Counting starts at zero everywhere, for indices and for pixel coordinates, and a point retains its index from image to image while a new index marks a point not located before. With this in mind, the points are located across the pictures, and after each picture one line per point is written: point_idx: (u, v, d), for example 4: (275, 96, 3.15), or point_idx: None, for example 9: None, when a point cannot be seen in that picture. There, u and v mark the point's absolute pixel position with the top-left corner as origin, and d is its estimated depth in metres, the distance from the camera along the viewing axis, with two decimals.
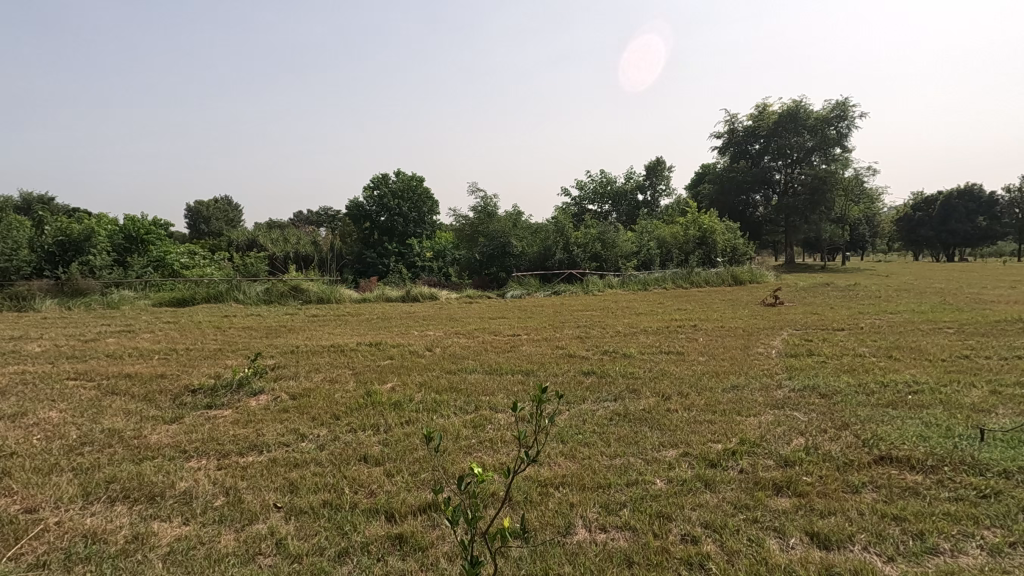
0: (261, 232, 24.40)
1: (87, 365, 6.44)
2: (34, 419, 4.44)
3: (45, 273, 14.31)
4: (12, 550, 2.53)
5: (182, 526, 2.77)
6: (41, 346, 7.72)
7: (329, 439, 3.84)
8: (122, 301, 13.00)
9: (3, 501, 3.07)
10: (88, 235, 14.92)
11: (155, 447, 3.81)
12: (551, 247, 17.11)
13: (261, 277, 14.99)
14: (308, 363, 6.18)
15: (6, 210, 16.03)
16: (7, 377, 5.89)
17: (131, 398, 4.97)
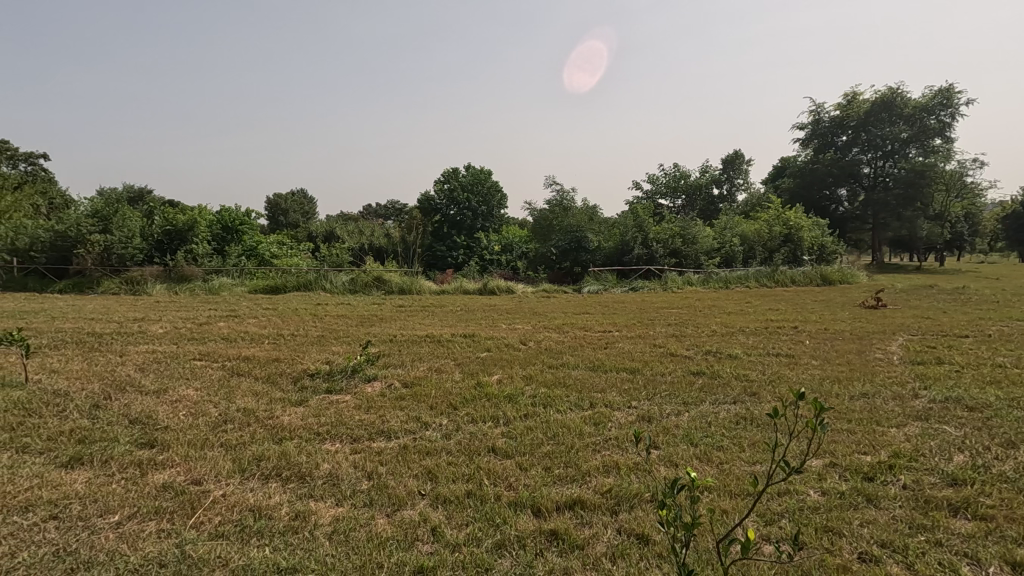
0: (339, 224, 25.34)
1: (208, 347, 6.89)
2: (176, 395, 4.78)
3: (156, 260, 15.51)
4: (192, 519, 2.70)
5: (336, 507, 2.87)
6: (163, 327, 8.37)
7: (453, 429, 3.88)
8: (222, 288, 13.88)
9: (169, 471, 3.30)
10: (191, 225, 16.03)
11: (290, 427, 3.99)
12: (628, 242, 16.75)
13: (345, 267, 15.55)
14: (410, 352, 6.31)
15: (121, 202, 17.49)
16: (142, 355, 6.38)
17: (256, 380, 5.25)
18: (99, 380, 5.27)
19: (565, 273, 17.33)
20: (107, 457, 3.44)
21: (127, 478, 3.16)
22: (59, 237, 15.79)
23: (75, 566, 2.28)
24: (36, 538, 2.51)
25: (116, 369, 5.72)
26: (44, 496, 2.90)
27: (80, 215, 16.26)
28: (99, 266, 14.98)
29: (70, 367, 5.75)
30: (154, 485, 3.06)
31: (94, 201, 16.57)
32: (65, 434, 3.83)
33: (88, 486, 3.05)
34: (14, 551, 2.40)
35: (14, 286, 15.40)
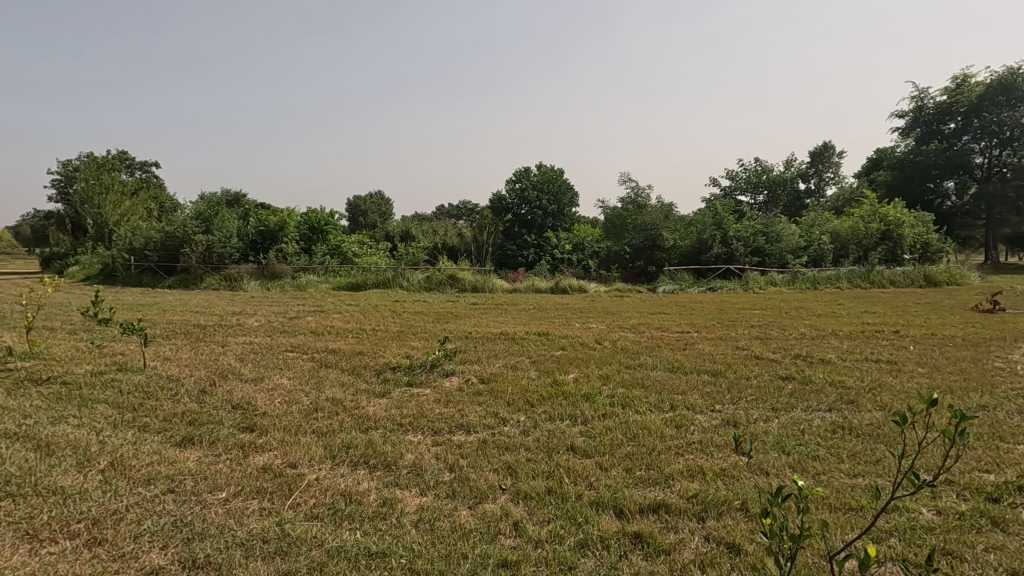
0: (414, 224, 26.16)
1: (298, 339, 7.34)
2: (272, 384, 5.11)
3: (251, 258, 16.71)
4: (289, 500, 2.87)
5: (420, 496, 2.95)
6: (258, 321, 8.99)
7: (531, 426, 3.89)
8: (308, 285, 14.74)
9: (268, 453, 3.54)
10: (281, 226, 17.12)
11: (375, 417, 4.15)
12: (707, 241, 16.10)
13: (420, 266, 16.03)
14: (485, 349, 6.40)
15: (221, 204, 18.97)
16: (241, 346, 6.89)
17: (342, 371, 5.53)
18: (206, 367, 5.75)
19: (638, 272, 17.01)
20: (215, 438, 3.74)
21: (232, 459, 3.42)
22: (169, 237, 17.40)
23: (191, 536, 2.49)
24: (158, 508, 2.76)
25: (219, 358, 6.22)
26: (163, 470, 3.19)
27: (186, 217, 17.82)
28: (202, 264, 16.33)
29: (181, 355, 6.32)
30: (256, 467, 3.29)
31: (198, 205, 18.07)
32: (179, 416, 4.20)
33: (199, 463, 3.33)
34: (141, 518, 2.66)
35: (133, 282, 17.13)
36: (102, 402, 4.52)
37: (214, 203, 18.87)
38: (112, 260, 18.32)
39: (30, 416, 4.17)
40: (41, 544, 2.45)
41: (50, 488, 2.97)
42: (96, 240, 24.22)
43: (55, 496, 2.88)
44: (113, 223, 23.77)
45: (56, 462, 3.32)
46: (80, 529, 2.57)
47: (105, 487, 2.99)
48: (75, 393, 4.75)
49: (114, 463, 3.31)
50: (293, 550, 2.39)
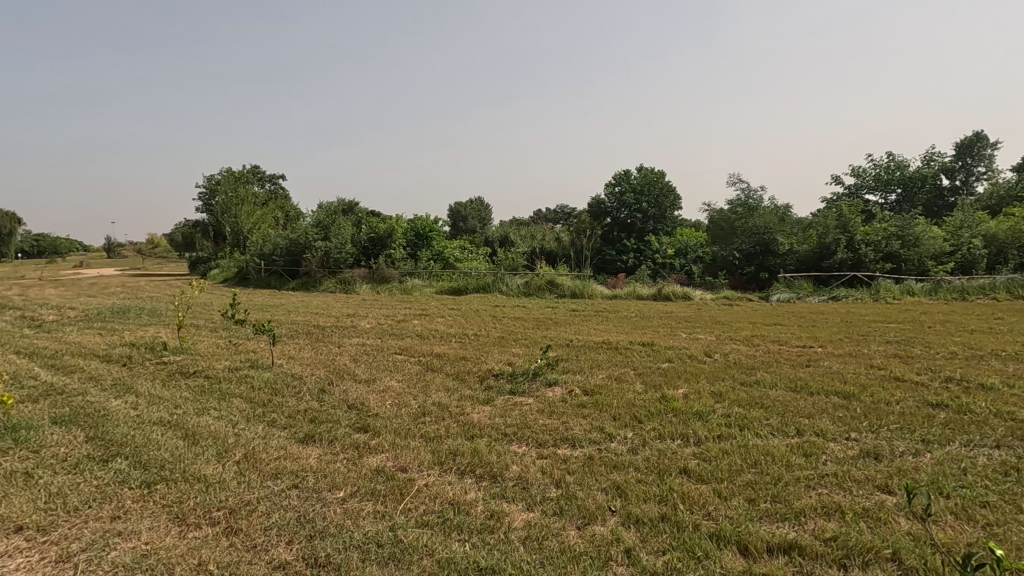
0: (512, 229, 26.50)
1: (405, 342, 7.65)
2: (383, 386, 5.34)
3: (363, 263, 17.80)
4: (401, 505, 2.95)
5: (527, 511, 2.89)
6: (369, 323, 9.51)
7: (640, 444, 3.70)
8: (414, 288, 15.45)
9: (381, 455, 3.67)
10: (390, 232, 18.09)
11: (479, 425, 4.18)
12: (829, 245, 14.53)
13: (519, 270, 16.16)
14: (588, 358, 6.26)
15: (338, 213, 20.45)
16: (355, 347, 7.31)
17: (447, 376, 5.66)
18: (324, 367, 6.15)
19: (749, 278, 15.95)
20: (333, 437, 3.95)
21: (348, 459, 3.59)
22: (293, 244, 19.04)
23: (313, 533, 2.62)
24: (284, 503, 2.95)
25: (336, 358, 6.63)
26: (288, 466, 3.41)
27: (308, 225, 19.42)
28: (321, 268, 17.72)
29: (303, 354, 6.82)
30: (369, 468, 3.42)
31: (318, 214, 19.62)
32: (302, 413, 4.50)
33: (320, 461, 3.53)
34: (269, 512, 2.85)
35: (263, 284, 18.95)
36: (238, 396, 4.97)
37: (332, 211, 20.39)
38: (246, 264, 20.41)
39: (180, 406, 4.68)
40: (188, 529, 2.71)
41: (195, 475, 3.29)
42: (234, 245, 27.13)
43: (200, 483, 3.17)
44: (247, 230, 26.48)
45: (200, 451, 3.68)
46: (220, 517, 2.80)
47: (240, 478, 3.26)
48: (216, 387, 5.27)
49: (248, 455, 3.61)
50: (406, 558, 2.42)
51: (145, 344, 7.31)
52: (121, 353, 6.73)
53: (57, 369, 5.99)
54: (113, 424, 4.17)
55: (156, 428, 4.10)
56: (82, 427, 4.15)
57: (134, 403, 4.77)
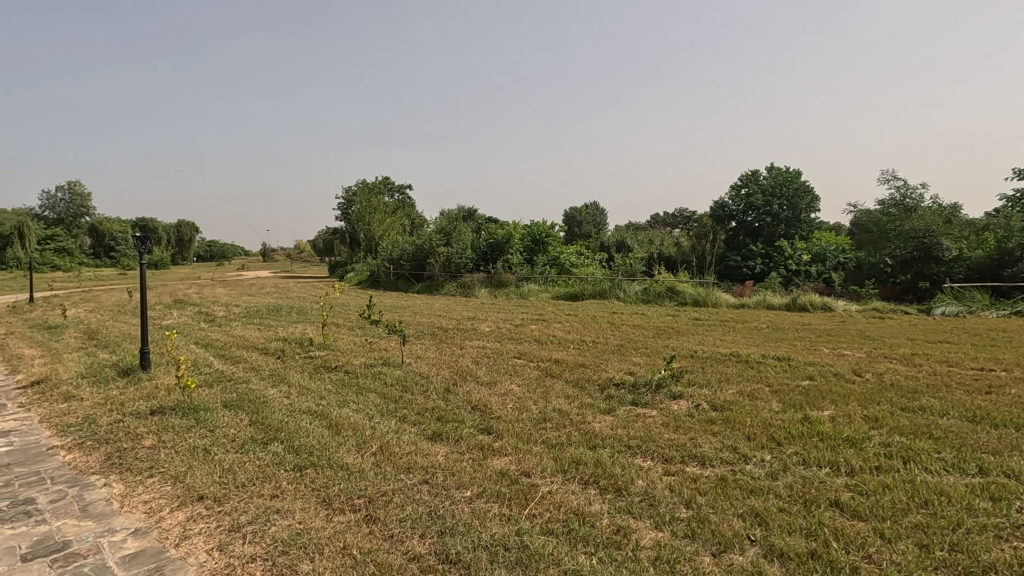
0: (629, 234, 25.86)
1: (524, 346, 7.75)
2: (504, 389, 5.45)
3: (481, 268, 18.40)
4: (526, 509, 2.96)
5: (656, 530, 2.76)
6: (488, 326, 9.79)
7: (780, 469, 3.38)
8: (530, 293, 15.69)
9: (504, 458, 3.73)
10: (507, 238, 18.55)
11: (602, 435, 4.09)
12: (1011, 251, 12.42)
13: (637, 276, 15.70)
14: (715, 371, 5.88)
15: (459, 220, 21.37)
16: (475, 350, 7.55)
17: (566, 383, 5.62)
18: (448, 368, 6.41)
19: (904, 288, 14.09)
20: (458, 436, 4.10)
21: (473, 459, 3.69)
22: (418, 249, 20.24)
23: (443, 529, 2.72)
24: (416, 497, 3.10)
25: (459, 359, 6.90)
26: (419, 461, 3.59)
27: (432, 232, 20.56)
28: (443, 272, 18.63)
29: (428, 354, 7.18)
30: (494, 470, 3.48)
31: (440, 222, 20.69)
32: (429, 411, 4.72)
33: (448, 459, 3.67)
34: (404, 504, 3.01)
35: (391, 287, 20.35)
36: (373, 391, 5.36)
37: (453, 219, 21.36)
38: (378, 268, 22.08)
39: (324, 398, 5.14)
40: (334, 513, 2.94)
41: (338, 463, 3.57)
42: (367, 251, 29.49)
43: (343, 471, 3.44)
44: (378, 237, 28.61)
45: (342, 440, 4.00)
46: (360, 505, 3.02)
47: (377, 469, 3.49)
48: (354, 381, 5.72)
49: (383, 448, 3.85)
50: (533, 565, 2.42)
51: (295, 339, 8.17)
52: (276, 347, 7.57)
53: (227, 359, 6.88)
54: (271, 411, 4.68)
55: (305, 417, 4.54)
56: (246, 412, 4.70)
57: (287, 393, 5.32)
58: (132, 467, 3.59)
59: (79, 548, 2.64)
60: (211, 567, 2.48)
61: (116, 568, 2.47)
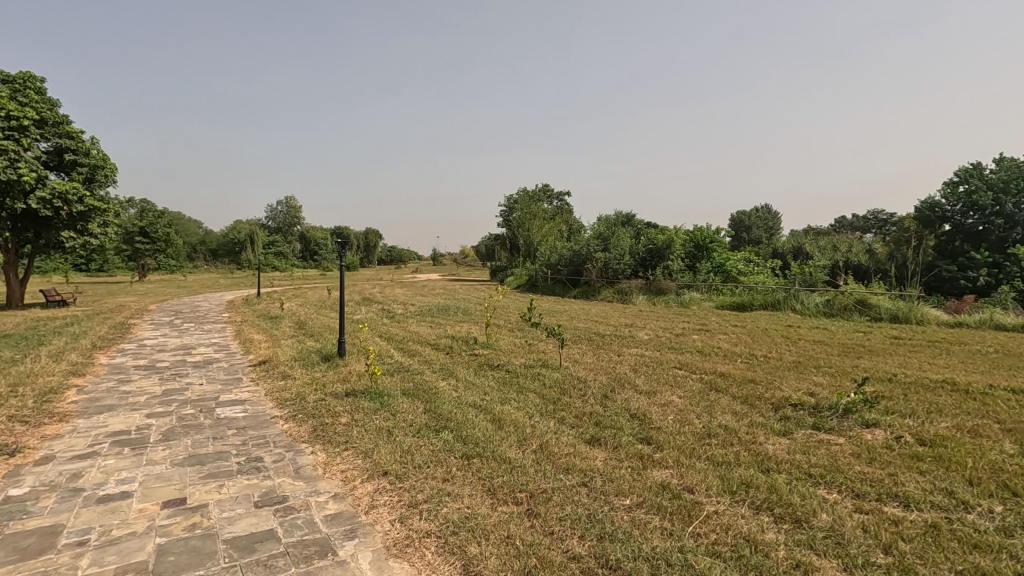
0: (808, 240, 23.14)
1: (685, 357, 7.39)
2: (664, 399, 5.25)
3: (640, 274, 17.96)
4: (689, 527, 2.82)
5: (844, 572, 2.44)
6: (647, 334, 9.53)
7: (1017, 525, 2.76)
8: (692, 302, 14.95)
9: (665, 470, 3.59)
10: (668, 243, 17.69)
11: (776, 458, 3.73)
12: None
13: (819, 286, 14.02)
14: (923, 400, 5.00)
15: (617, 225, 21.09)
16: (633, 357, 7.41)
17: (734, 399, 5.22)
18: (605, 373, 6.38)
19: None
20: (617, 443, 4.05)
21: (632, 468, 3.61)
22: (576, 254, 20.50)
23: (601, 533, 2.72)
24: (575, 498, 3.13)
25: (616, 366, 6.83)
26: (578, 464, 3.62)
27: (590, 237, 20.66)
28: (601, 277, 18.67)
29: (586, 359, 7.22)
30: (654, 482, 3.37)
31: (599, 228, 20.67)
32: (587, 416, 4.74)
33: (605, 464, 3.65)
34: (563, 503, 3.06)
35: (549, 292, 20.89)
36: (533, 391, 5.55)
37: (612, 224, 21.20)
38: (537, 273, 22.82)
39: (488, 393, 5.46)
40: (498, 503, 3.10)
41: (502, 456, 3.76)
42: (526, 256, 30.61)
43: (506, 464, 3.61)
44: (537, 243, 29.52)
45: (505, 435, 4.21)
46: (522, 498, 3.14)
47: (537, 466, 3.61)
48: (514, 380, 5.98)
49: (542, 446, 3.97)
50: None
51: (462, 337, 8.81)
52: (446, 344, 8.22)
53: (404, 352, 7.67)
54: (441, 401, 5.10)
55: (472, 410, 4.87)
56: (422, 400, 5.19)
57: (455, 386, 5.75)
58: (332, 439, 4.17)
59: (295, 503, 3.15)
60: (394, 535, 2.78)
61: (320, 524, 2.89)
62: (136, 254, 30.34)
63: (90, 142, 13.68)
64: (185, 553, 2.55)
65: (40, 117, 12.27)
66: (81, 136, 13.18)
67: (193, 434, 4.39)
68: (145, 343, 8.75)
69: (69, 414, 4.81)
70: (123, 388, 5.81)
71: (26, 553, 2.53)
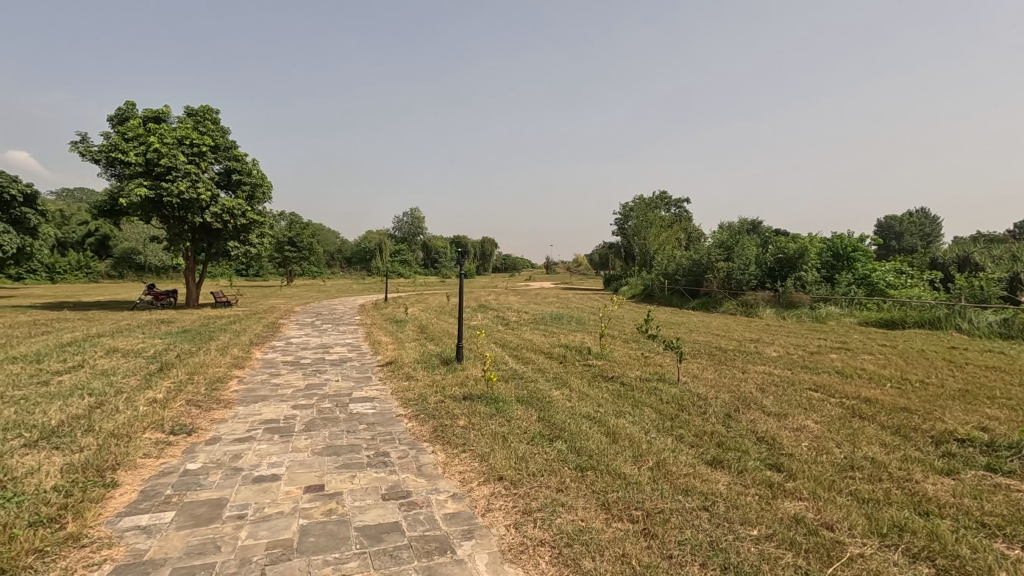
0: (978, 248, 19.94)
1: (821, 378, 6.70)
2: (797, 424, 4.81)
3: (768, 285, 16.68)
4: (829, 568, 2.54)
5: None
6: (776, 351, 8.81)
7: None
8: (828, 317, 13.58)
9: (799, 503, 3.28)
10: (801, 253, 16.24)
11: (938, 501, 3.24)
12: None
13: (992, 302, 12.01)
14: None
15: (742, 233, 19.77)
16: (760, 375, 6.88)
17: (882, 429, 4.64)
18: (728, 391, 5.98)
19: None
20: (742, 467, 3.78)
21: (760, 496, 3.35)
22: (696, 264, 19.60)
23: (725, 563, 2.55)
24: (695, 522, 2.97)
25: (740, 384, 6.37)
26: (698, 486, 3.43)
27: (712, 246, 19.62)
28: (723, 289, 17.69)
29: (706, 374, 6.84)
30: (785, 514, 3.09)
31: (722, 235, 19.54)
32: (708, 435, 4.48)
33: (730, 489, 3.42)
34: (682, 527, 2.92)
35: (665, 302, 20.17)
36: (649, 405, 5.37)
37: (736, 232, 19.93)
38: (653, 283, 22.16)
39: (601, 405, 5.38)
40: (613, 519, 3.03)
41: (617, 471, 3.67)
42: (642, 265, 29.82)
43: (621, 480, 3.53)
44: (653, 252, 28.66)
45: (620, 449, 4.11)
46: (638, 516, 3.05)
47: (654, 484, 3.48)
48: (629, 393, 5.82)
49: (659, 464, 3.82)
50: None
51: (576, 346, 8.79)
52: (560, 353, 8.24)
53: (519, 359, 7.82)
54: (555, 411, 5.11)
55: (585, 421, 4.82)
56: (536, 408, 5.25)
57: (568, 396, 5.74)
58: (451, 441, 4.36)
59: (417, 499, 3.33)
60: (510, 540, 2.83)
61: (441, 521, 3.03)
62: (286, 261, 34.24)
63: (252, 164, 15.68)
64: (323, 536, 2.80)
65: (215, 143, 14.32)
66: (245, 158, 15.16)
67: (330, 426, 4.83)
68: (292, 341, 9.81)
69: (232, 402, 5.53)
70: (274, 381, 6.56)
71: (199, 520, 2.94)
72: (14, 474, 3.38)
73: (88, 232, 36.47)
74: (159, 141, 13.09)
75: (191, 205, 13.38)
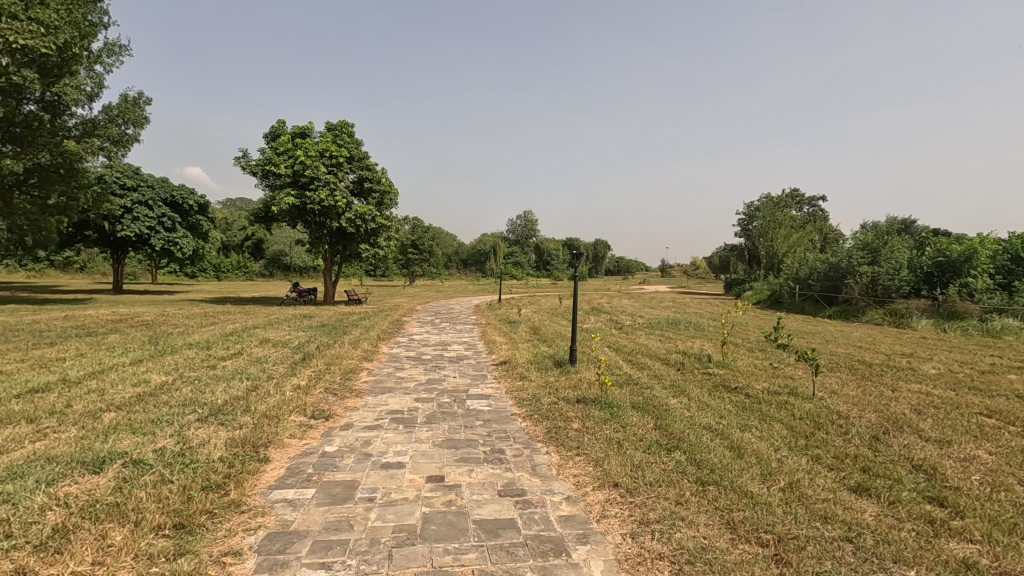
0: None
1: (997, 402, 5.72)
2: (964, 453, 4.16)
3: (923, 293, 14.66)
4: None
5: None
6: (936, 368, 7.68)
7: None
8: (1005, 331, 11.61)
9: (969, 545, 2.82)
10: (969, 255, 13.97)
11: None
12: None
13: None
14: None
15: (892, 232, 17.52)
16: (914, 395, 6.05)
17: None
18: (874, 411, 5.33)
19: None
20: (894, 498, 3.34)
21: (917, 532, 2.93)
22: (834, 268, 17.78)
23: None
24: (836, 553, 2.68)
25: (889, 403, 5.65)
26: (839, 514, 3.09)
27: (853, 248, 17.68)
28: (866, 296, 15.90)
29: (847, 390, 6.15)
30: (950, 555, 2.68)
31: (866, 236, 17.49)
32: (850, 458, 4.02)
33: (879, 521, 3.04)
34: (820, 557, 2.64)
35: (796, 309, 18.59)
36: (778, 420, 4.95)
37: (884, 231, 17.76)
38: (782, 288, 20.53)
39: (724, 417, 5.06)
40: (738, 540, 2.83)
41: (743, 489, 3.42)
42: (769, 269, 27.71)
43: (748, 498, 3.28)
44: (781, 255, 26.50)
45: (746, 466, 3.83)
46: (768, 540, 2.81)
47: (786, 507, 3.19)
48: (755, 406, 5.40)
49: (792, 485, 3.50)
50: None
51: (694, 353, 8.36)
52: (677, 359, 7.89)
53: (633, 364, 7.61)
54: (673, 419, 4.89)
55: (706, 432, 4.56)
56: (652, 416, 5.07)
57: (687, 405, 5.47)
58: (564, 443, 4.34)
59: (532, 498, 3.37)
60: (626, 549, 2.74)
61: (556, 523, 3.03)
62: (409, 262, 36.50)
63: (382, 172, 16.90)
64: (443, 525, 2.92)
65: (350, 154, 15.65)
66: (376, 167, 16.39)
67: (449, 420, 5.05)
68: (414, 338, 10.41)
69: (363, 392, 5.99)
70: (399, 375, 6.99)
71: (335, 499, 3.21)
72: (191, 444, 3.94)
73: (246, 236, 41.65)
74: (303, 154, 14.59)
75: (330, 211, 14.77)
